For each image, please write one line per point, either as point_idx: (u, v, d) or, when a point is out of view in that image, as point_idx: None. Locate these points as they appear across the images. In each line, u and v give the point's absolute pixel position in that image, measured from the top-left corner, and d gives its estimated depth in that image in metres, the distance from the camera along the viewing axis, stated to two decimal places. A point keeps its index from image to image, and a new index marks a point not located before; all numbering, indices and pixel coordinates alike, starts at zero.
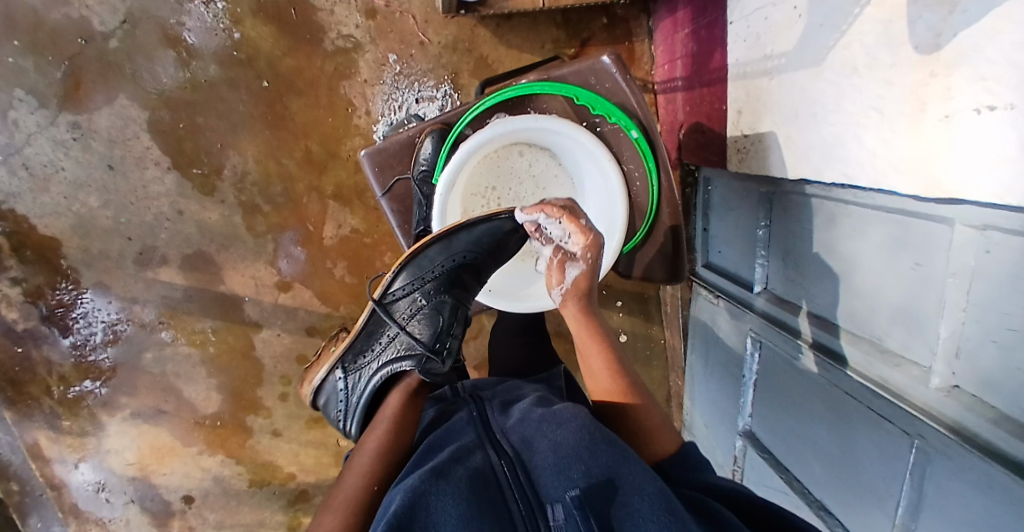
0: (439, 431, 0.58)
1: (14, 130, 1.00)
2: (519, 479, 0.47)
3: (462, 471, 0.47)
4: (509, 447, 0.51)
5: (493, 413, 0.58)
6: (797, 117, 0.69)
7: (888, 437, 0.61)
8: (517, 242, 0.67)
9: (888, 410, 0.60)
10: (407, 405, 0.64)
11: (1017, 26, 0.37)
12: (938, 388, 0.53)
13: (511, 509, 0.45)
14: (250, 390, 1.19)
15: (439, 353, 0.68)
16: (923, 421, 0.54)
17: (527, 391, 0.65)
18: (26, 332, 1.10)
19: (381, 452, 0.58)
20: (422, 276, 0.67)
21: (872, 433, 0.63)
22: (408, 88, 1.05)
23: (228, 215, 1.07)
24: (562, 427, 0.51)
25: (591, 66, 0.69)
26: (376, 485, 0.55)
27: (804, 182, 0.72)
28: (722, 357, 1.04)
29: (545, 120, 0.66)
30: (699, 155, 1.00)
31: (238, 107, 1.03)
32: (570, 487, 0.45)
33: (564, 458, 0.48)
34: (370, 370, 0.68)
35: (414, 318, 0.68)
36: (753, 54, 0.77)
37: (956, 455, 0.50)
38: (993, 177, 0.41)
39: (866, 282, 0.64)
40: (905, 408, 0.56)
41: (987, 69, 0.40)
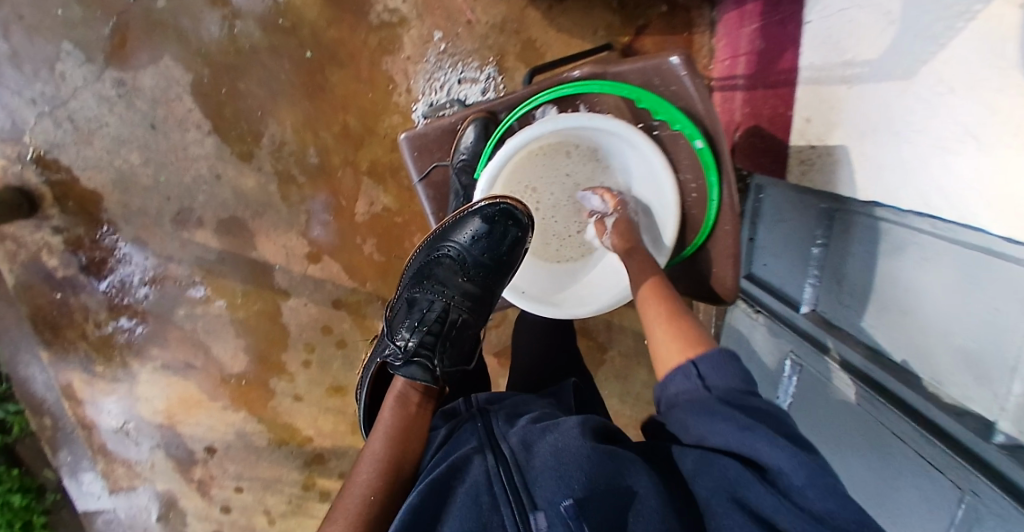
0: (445, 442, 0.56)
1: (61, 82, 1.01)
2: (513, 483, 0.47)
3: (463, 493, 0.48)
4: (508, 451, 0.50)
5: (496, 421, 0.56)
6: (874, 134, 0.65)
7: (932, 483, 0.61)
8: (498, 235, 0.68)
9: (939, 458, 0.59)
10: (404, 412, 0.61)
11: None
12: (1000, 445, 0.51)
13: (506, 517, 0.46)
14: (275, 354, 1.22)
15: (402, 346, 0.68)
16: (979, 478, 0.52)
17: (535, 407, 0.61)
18: (64, 280, 1.14)
19: (382, 464, 0.56)
20: (413, 275, 0.74)
21: (915, 477, 0.63)
22: (451, 68, 1.02)
23: (264, 183, 1.08)
24: (562, 436, 0.50)
25: (657, 65, 0.64)
26: (372, 496, 0.54)
27: (872, 205, 0.68)
28: (759, 373, 1.04)
29: (601, 119, 0.64)
30: (755, 159, 0.95)
31: (279, 76, 1.02)
32: (564, 495, 0.45)
33: (564, 465, 0.47)
34: (368, 369, 0.72)
35: (402, 315, 0.72)
36: (831, 58, 0.72)
37: (1010, 517, 0.49)
38: None
39: (934, 319, 0.62)
40: (960, 462, 0.55)
41: None
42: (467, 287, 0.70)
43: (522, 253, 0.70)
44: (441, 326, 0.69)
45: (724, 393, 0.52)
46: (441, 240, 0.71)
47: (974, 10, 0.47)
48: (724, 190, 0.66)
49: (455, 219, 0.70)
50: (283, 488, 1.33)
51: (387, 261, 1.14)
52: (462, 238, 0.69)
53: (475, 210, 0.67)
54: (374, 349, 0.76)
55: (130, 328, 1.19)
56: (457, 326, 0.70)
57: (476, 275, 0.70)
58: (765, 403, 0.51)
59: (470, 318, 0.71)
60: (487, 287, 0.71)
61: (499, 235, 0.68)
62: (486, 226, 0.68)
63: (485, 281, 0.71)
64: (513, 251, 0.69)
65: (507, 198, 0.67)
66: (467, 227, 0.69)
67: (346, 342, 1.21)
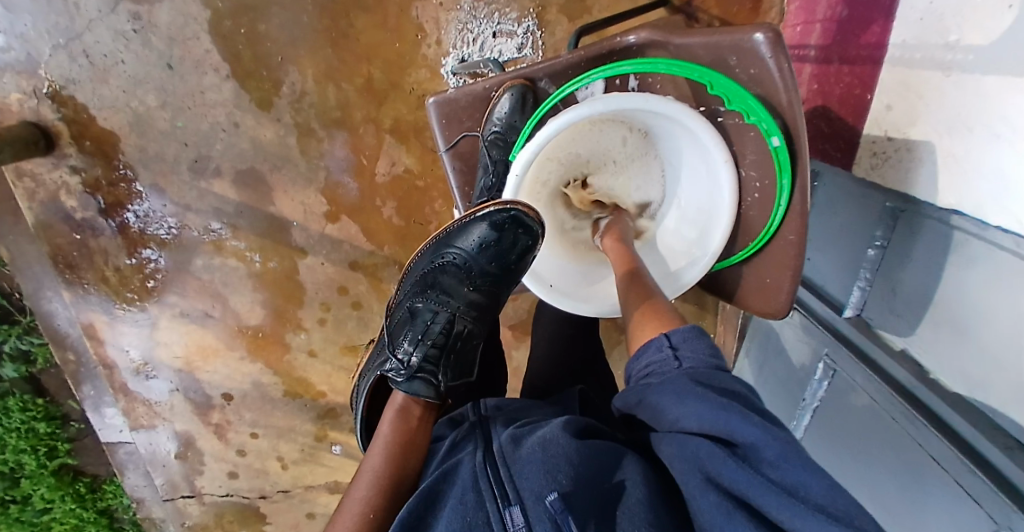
0: (446, 446, 0.52)
1: (74, 12, 0.95)
2: (499, 477, 0.44)
3: (451, 494, 0.44)
4: (498, 445, 0.47)
5: (496, 423, 0.52)
6: (970, 135, 0.55)
7: (968, 514, 0.55)
8: (508, 242, 0.63)
9: (976, 488, 0.54)
10: (404, 423, 0.55)
11: None
12: None
13: (491, 513, 0.41)
14: (291, 311, 1.21)
15: (404, 361, 0.61)
16: (1016, 512, 0.48)
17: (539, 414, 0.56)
18: (84, 221, 1.12)
19: (381, 480, 0.49)
20: (413, 282, 0.69)
21: (949, 505, 0.58)
22: (486, 18, 0.93)
23: (282, 135, 1.02)
24: (551, 432, 0.47)
25: (736, 42, 0.52)
26: (371, 514, 0.46)
27: (951, 213, 0.60)
28: (785, 372, 0.97)
29: (659, 102, 0.54)
30: (817, 144, 0.85)
31: (301, 17, 0.94)
32: (550, 488, 0.41)
33: (552, 458, 0.43)
34: (365, 382, 0.65)
35: (402, 326, 0.66)
36: (929, 38, 0.61)
37: None
38: None
39: (1001, 350, 0.55)
40: (1002, 496, 0.50)
41: None
42: (473, 297, 0.66)
43: (531, 261, 0.65)
44: (446, 339, 0.64)
45: (695, 369, 0.47)
46: (445, 246, 0.66)
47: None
48: (796, 194, 0.56)
49: (461, 224, 0.65)
50: (296, 437, 1.36)
51: (406, 225, 1.09)
52: (468, 245, 0.65)
53: (483, 214, 0.62)
54: (368, 363, 0.70)
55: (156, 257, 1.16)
56: (461, 338, 0.65)
57: (483, 284, 0.66)
58: (739, 382, 0.46)
59: (475, 329, 0.67)
60: (493, 297, 0.67)
61: (510, 242, 0.63)
62: (494, 233, 0.63)
63: (492, 289, 0.66)
64: (522, 260, 0.64)
65: (520, 205, 0.60)
66: (473, 233, 0.64)
67: (361, 304, 1.19)
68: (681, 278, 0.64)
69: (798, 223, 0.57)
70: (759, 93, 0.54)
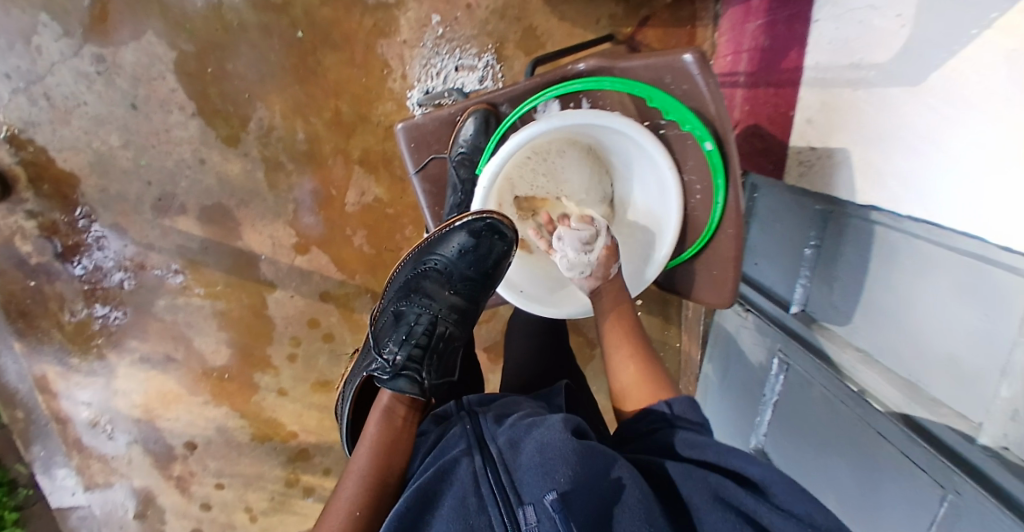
0: (434, 450, 0.53)
1: (36, 56, 0.96)
2: (500, 481, 0.46)
3: (451, 497, 0.46)
4: (495, 450, 0.49)
5: (485, 422, 0.54)
6: (880, 141, 0.63)
7: (917, 486, 0.64)
8: (487, 247, 0.64)
9: (923, 459, 0.62)
10: (391, 423, 0.58)
11: None
12: (985, 447, 0.54)
13: (493, 517, 0.44)
14: (259, 348, 1.18)
15: (389, 360, 0.63)
16: (960, 476, 0.57)
17: (526, 407, 0.59)
18: (39, 266, 1.09)
19: (367, 480, 0.53)
20: (398, 286, 0.70)
21: (901, 481, 0.66)
22: (449, 54, 0.98)
23: (250, 169, 1.03)
24: (550, 431, 0.48)
25: (670, 62, 0.59)
26: (357, 512, 0.51)
27: (870, 209, 0.67)
28: (744, 373, 1.03)
29: (607, 116, 0.59)
30: (752, 160, 0.93)
31: (269, 56, 0.97)
32: (548, 489, 0.43)
33: (549, 460, 0.45)
34: (352, 383, 0.67)
35: (386, 328, 0.68)
36: (837, 60, 0.70)
37: (991, 517, 0.53)
38: None
39: (928, 328, 0.62)
40: (946, 463, 0.58)
41: None
42: (454, 300, 0.67)
43: (509, 266, 0.67)
44: (429, 339, 0.65)
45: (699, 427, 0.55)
46: (427, 252, 0.68)
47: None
48: (730, 194, 0.62)
49: (441, 231, 0.66)
50: (265, 485, 1.30)
51: (377, 254, 1.11)
52: (449, 251, 0.66)
53: (462, 223, 0.63)
54: (356, 365, 0.71)
55: (108, 313, 1.14)
56: (444, 339, 0.67)
57: (463, 288, 0.67)
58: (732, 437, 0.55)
59: (457, 331, 0.68)
60: (474, 301, 0.68)
61: (488, 248, 0.64)
62: (472, 240, 0.64)
63: (472, 294, 0.67)
64: (500, 265, 0.66)
65: (495, 214, 0.62)
66: (453, 239, 0.65)
67: (333, 336, 1.17)
68: (645, 274, 0.69)
69: (736, 218, 0.63)
70: (693, 105, 0.60)
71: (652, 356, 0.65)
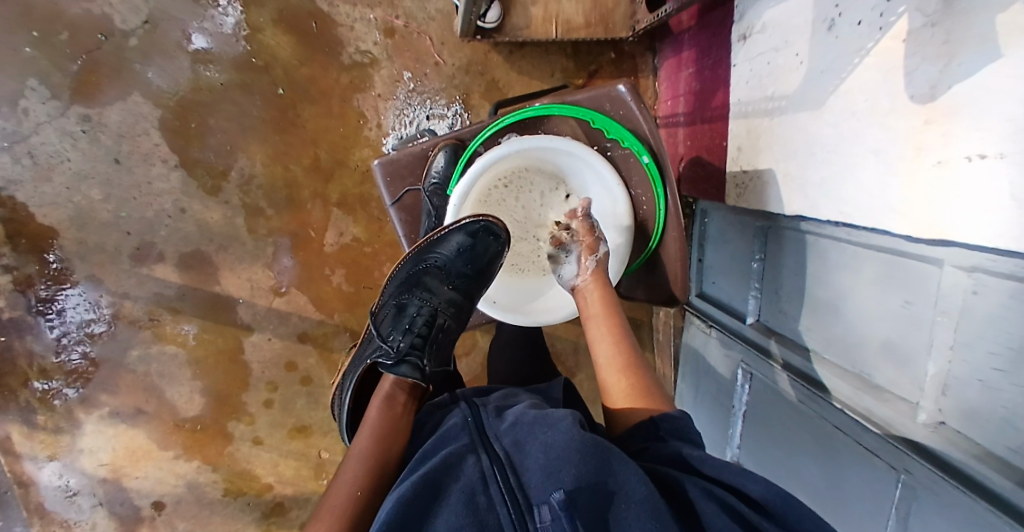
0: (433, 438, 0.54)
1: (22, 118, 1.00)
2: (509, 483, 0.47)
3: (457, 490, 0.47)
4: (500, 450, 0.50)
5: (487, 416, 0.56)
6: (796, 158, 0.74)
7: (875, 472, 0.68)
8: (484, 247, 0.69)
9: (877, 445, 0.67)
10: (393, 411, 0.59)
11: (1013, 81, 0.45)
12: (926, 423, 0.61)
13: (503, 516, 0.45)
14: (234, 395, 1.18)
15: (393, 346, 0.66)
16: (915, 460, 0.61)
17: (523, 398, 0.62)
18: (10, 322, 1.09)
19: (370, 462, 0.53)
20: (397, 280, 0.74)
21: (860, 468, 0.71)
22: (420, 105, 1.08)
23: (230, 216, 1.08)
24: (555, 432, 0.50)
25: (607, 92, 0.69)
26: (359, 491, 0.51)
27: (799, 219, 0.77)
28: (714, 386, 1.07)
29: (559, 140, 0.67)
30: (698, 187, 1.04)
31: (251, 111, 1.04)
32: (555, 489, 0.45)
33: (554, 461, 0.47)
34: (352, 372, 0.68)
35: (386, 319, 0.71)
36: (755, 95, 0.82)
37: (941, 491, 0.59)
38: (989, 224, 0.49)
39: (858, 318, 0.70)
40: (896, 444, 0.64)
41: (983, 121, 0.48)
42: (451, 295, 0.71)
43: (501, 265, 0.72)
44: (429, 330, 0.69)
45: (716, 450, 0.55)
46: (426, 250, 0.71)
47: (888, 23, 0.57)
48: (669, 200, 0.71)
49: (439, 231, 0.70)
50: None
51: (355, 291, 1.15)
52: (447, 250, 0.70)
53: (460, 224, 0.68)
54: (354, 353, 0.74)
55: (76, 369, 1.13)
56: (442, 332, 0.70)
57: (460, 284, 0.71)
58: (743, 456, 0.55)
59: (454, 324, 0.72)
60: (470, 296, 0.72)
61: (484, 248, 0.69)
62: (470, 240, 0.69)
63: (468, 289, 0.72)
64: (494, 263, 0.71)
65: (495, 218, 0.70)
66: (451, 239, 0.69)
67: (311, 379, 1.19)
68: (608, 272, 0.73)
69: (677, 223, 0.72)
70: (630, 128, 0.70)
71: (641, 367, 0.66)
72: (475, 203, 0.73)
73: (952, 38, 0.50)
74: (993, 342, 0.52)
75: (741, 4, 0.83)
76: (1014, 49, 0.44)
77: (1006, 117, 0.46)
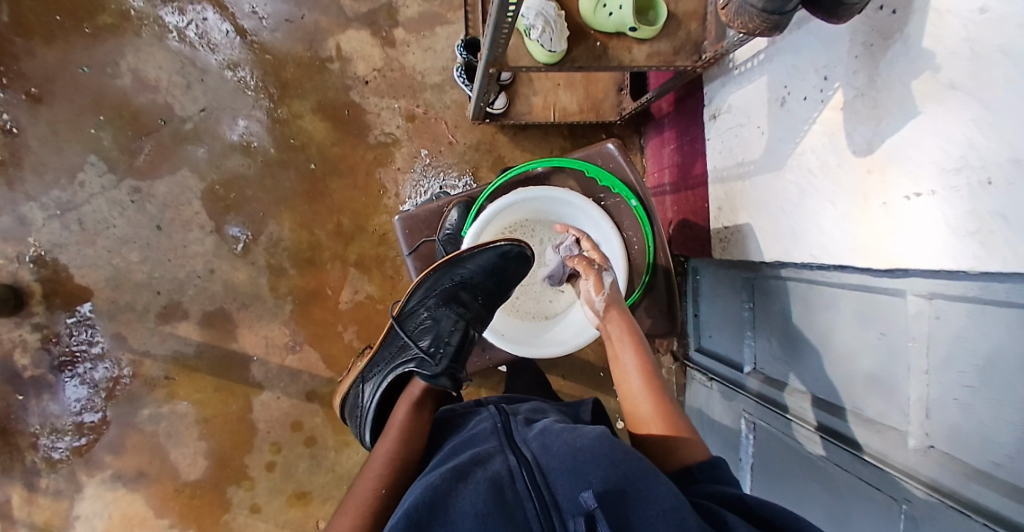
0: (464, 438, 0.60)
1: (78, 190, 1.13)
2: (535, 482, 0.49)
3: (482, 476, 0.50)
4: (529, 453, 0.53)
5: (516, 426, 0.60)
6: (768, 212, 0.85)
7: (878, 509, 0.65)
8: (514, 267, 0.77)
9: (875, 478, 0.66)
10: (416, 415, 0.68)
11: (931, 132, 0.55)
12: (916, 448, 0.62)
13: (528, 510, 0.46)
14: (237, 457, 1.18)
15: (434, 356, 0.73)
16: (910, 485, 0.60)
17: (550, 414, 0.66)
18: (31, 380, 1.13)
19: (393, 461, 0.61)
20: (428, 294, 0.78)
21: (865, 507, 0.67)
22: (435, 177, 1.21)
23: (255, 276, 1.17)
24: (584, 438, 0.53)
25: (599, 150, 0.81)
26: (384, 489, 0.59)
27: (778, 264, 0.86)
28: (722, 442, 1.06)
29: (557, 191, 0.78)
30: (688, 246, 1.15)
31: (284, 184, 1.17)
32: (584, 488, 0.47)
33: (581, 464, 0.49)
34: (382, 374, 0.75)
35: (420, 328, 0.77)
36: (728, 162, 0.94)
37: (938, 515, 0.56)
38: (932, 250, 0.56)
39: (839, 351, 0.75)
40: (890, 474, 0.63)
41: (913, 167, 0.57)
42: (481, 309, 0.78)
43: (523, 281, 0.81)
44: (463, 342, 0.75)
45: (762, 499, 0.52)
46: (459, 266, 0.77)
47: (827, 96, 0.70)
48: (657, 239, 0.81)
49: (474, 250, 0.76)
50: None
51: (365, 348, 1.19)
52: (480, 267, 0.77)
53: (496, 246, 0.76)
54: (380, 357, 0.79)
55: (83, 431, 1.14)
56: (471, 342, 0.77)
57: (489, 299, 0.78)
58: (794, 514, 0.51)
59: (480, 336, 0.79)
60: (494, 309, 0.80)
61: (514, 268, 0.78)
62: (503, 261, 0.77)
63: (494, 304, 0.79)
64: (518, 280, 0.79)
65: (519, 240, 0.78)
66: (485, 258, 0.76)
67: (315, 439, 1.19)
68: None
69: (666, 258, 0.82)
70: (623, 179, 0.81)
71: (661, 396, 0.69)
72: (495, 231, 0.82)
73: (879, 104, 0.61)
74: (961, 361, 0.55)
75: (709, 92, 0.98)
76: (929, 107, 0.54)
77: (931, 162, 0.55)
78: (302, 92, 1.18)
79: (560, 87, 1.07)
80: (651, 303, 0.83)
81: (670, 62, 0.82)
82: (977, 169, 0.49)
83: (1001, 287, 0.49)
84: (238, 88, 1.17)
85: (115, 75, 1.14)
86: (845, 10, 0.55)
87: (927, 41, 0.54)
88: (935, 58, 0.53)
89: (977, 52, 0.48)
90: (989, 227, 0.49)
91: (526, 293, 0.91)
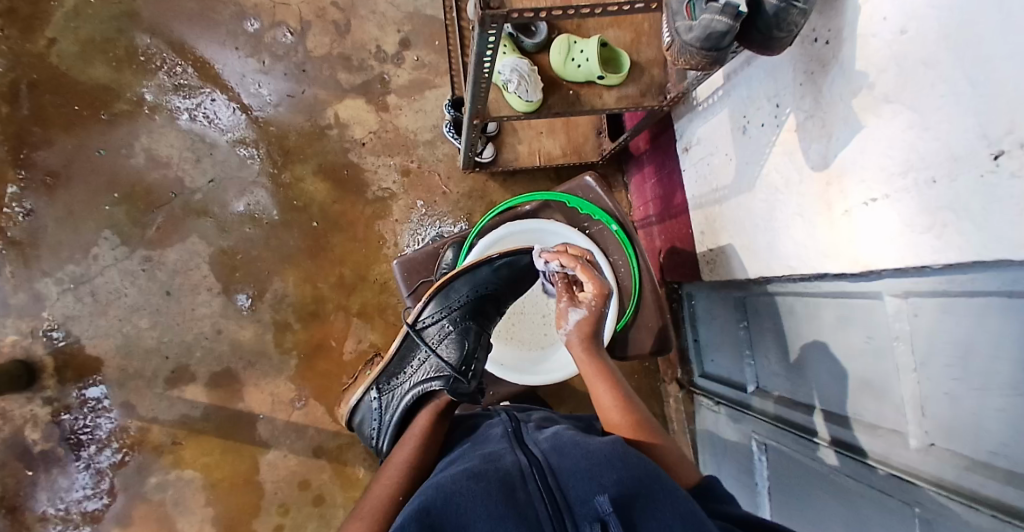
0: (479, 440, 0.63)
1: (92, 263, 1.19)
2: (547, 483, 0.50)
3: (494, 473, 0.51)
4: (541, 455, 0.54)
5: (528, 430, 0.62)
6: (746, 231, 0.90)
7: (892, 516, 0.63)
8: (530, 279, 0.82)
9: (884, 483, 0.65)
10: (434, 424, 0.73)
11: (876, 142, 0.59)
12: (918, 448, 0.61)
13: (540, 510, 0.47)
14: (245, 522, 1.15)
15: (465, 369, 0.76)
16: (918, 486, 0.59)
17: (561, 423, 0.68)
18: (40, 454, 1.13)
19: (403, 471, 0.66)
20: (449, 305, 0.80)
21: (880, 515, 0.65)
22: (431, 225, 1.27)
23: (261, 333, 1.20)
24: (597, 443, 0.54)
25: (578, 183, 0.88)
26: (401, 496, 0.62)
27: (763, 281, 0.89)
28: (736, 468, 1.05)
29: (540, 225, 0.86)
30: (678, 272, 1.18)
31: (289, 242, 1.23)
32: (598, 491, 0.47)
33: (595, 466, 0.50)
34: (399, 398, 0.78)
35: (443, 342, 0.79)
36: (704, 189, 1.00)
37: (945, 512, 0.55)
38: (896, 250, 0.59)
39: (831, 359, 0.77)
40: (900, 478, 0.62)
41: (865, 175, 0.62)
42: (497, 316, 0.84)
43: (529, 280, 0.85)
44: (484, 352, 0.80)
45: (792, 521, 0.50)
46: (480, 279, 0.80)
47: (782, 120, 0.76)
48: (641, 260, 0.86)
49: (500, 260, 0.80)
50: None
51: None
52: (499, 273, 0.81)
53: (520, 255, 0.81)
54: (396, 373, 0.82)
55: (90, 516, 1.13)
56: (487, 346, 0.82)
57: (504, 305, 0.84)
58: None
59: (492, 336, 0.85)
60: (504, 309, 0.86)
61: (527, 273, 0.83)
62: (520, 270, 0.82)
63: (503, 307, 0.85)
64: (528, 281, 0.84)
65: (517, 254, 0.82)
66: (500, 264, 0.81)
67: (323, 498, 1.17)
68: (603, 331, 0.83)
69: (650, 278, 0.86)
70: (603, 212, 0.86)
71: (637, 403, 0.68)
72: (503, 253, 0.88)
73: (827, 122, 0.67)
74: (945, 353, 0.56)
75: (680, 127, 1.06)
76: (871, 121, 0.60)
77: (881, 168, 0.59)
78: (304, 157, 1.26)
79: (543, 135, 1.15)
80: (643, 326, 0.86)
81: (638, 103, 0.89)
82: (922, 170, 0.53)
83: (966, 277, 0.52)
84: (242, 159, 1.25)
85: (130, 155, 1.23)
86: (776, 42, 0.62)
87: (860, 63, 0.60)
88: (868, 77, 0.59)
89: (903, 69, 0.54)
90: (941, 221, 0.52)
91: (522, 321, 0.94)
